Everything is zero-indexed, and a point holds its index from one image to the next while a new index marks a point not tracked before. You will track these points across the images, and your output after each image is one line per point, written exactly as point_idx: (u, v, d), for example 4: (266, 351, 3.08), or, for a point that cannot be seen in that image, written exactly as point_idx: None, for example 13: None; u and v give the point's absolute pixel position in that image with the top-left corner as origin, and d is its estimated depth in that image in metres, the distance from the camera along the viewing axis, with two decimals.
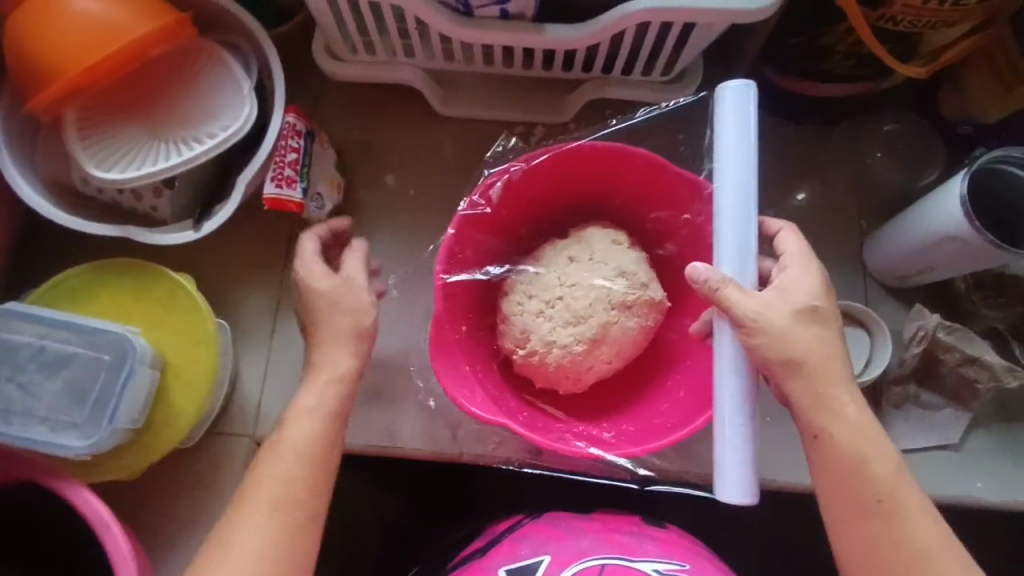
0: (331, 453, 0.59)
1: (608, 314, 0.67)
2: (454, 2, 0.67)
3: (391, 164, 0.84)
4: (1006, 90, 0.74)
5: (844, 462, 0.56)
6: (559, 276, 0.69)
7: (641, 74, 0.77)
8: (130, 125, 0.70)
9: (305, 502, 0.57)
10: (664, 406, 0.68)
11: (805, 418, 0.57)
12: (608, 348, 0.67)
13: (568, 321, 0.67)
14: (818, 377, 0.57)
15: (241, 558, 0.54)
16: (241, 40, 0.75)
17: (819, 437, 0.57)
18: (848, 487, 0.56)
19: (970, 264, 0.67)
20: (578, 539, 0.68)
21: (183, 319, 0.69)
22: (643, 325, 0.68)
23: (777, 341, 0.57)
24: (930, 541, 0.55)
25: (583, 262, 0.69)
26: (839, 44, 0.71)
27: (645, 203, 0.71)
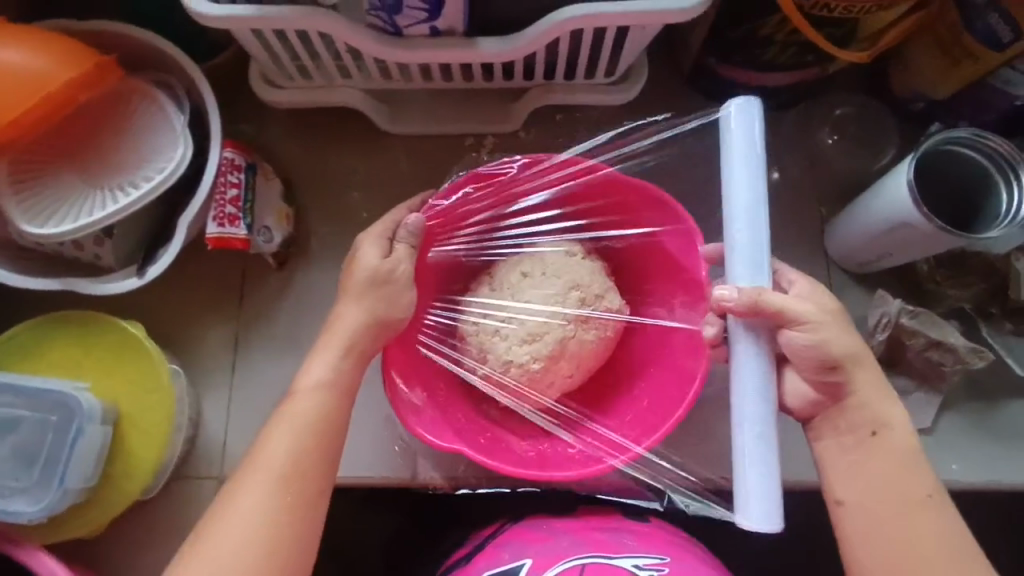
0: (312, 491, 0.55)
1: (565, 329, 0.66)
2: (381, 23, 0.65)
3: (340, 188, 0.82)
4: (954, 64, 0.72)
5: (895, 459, 0.58)
6: (513, 294, 0.68)
7: (584, 78, 0.75)
8: (64, 174, 0.68)
9: (275, 528, 0.54)
10: (629, 415, 0.67)
11: (850, 416, 0.60)
12: (568, 363, 0.66)
13: (524, 338, 0.66)
14: (865, 385, 0.59)
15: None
16: (174, 78, 0.73)
17: (877, 435, 0.59)
18: (896, 484, 0.58)
19: (927, 247, 0.67)
20: (559, 539, 0.65)
21: (135, 368, 0.68)
22: (602, 336, 0.68)
23: (821, 346, 0.58)
24: (958, 539, 0.57)
25: (536, 278, 0.68)
26: (777, 34, 0.70)
27: (599, 212, 0.70)
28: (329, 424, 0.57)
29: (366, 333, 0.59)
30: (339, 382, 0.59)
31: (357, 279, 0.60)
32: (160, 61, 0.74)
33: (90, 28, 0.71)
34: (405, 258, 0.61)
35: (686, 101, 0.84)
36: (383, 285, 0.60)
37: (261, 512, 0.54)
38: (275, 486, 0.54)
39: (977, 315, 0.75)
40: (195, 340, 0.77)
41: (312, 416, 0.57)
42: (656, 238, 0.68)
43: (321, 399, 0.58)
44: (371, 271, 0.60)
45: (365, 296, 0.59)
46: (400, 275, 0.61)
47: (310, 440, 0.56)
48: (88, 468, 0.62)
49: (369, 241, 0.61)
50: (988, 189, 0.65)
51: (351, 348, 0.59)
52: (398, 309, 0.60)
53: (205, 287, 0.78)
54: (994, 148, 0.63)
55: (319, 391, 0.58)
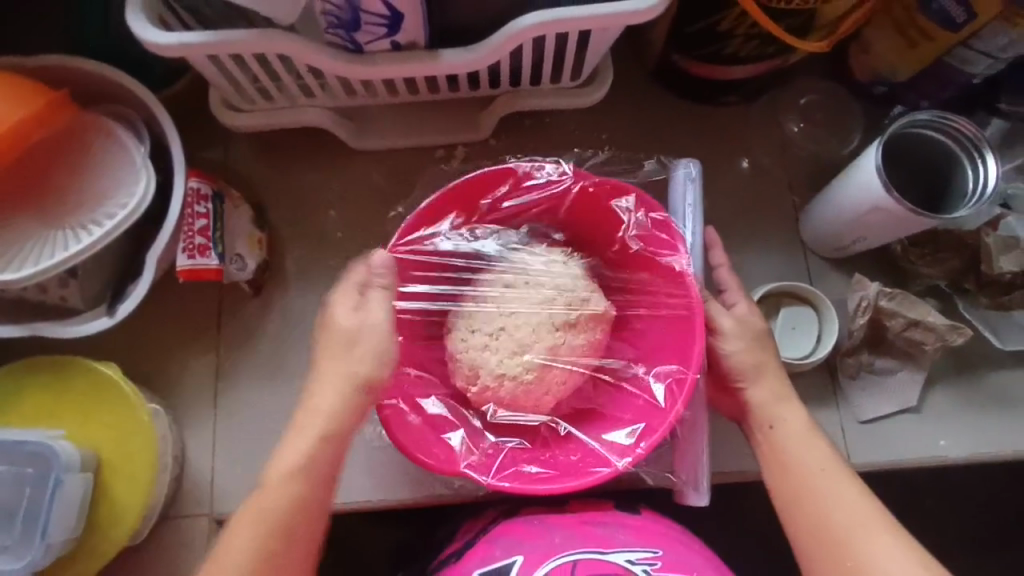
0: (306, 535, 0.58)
1: (554, 337, 0.66)
2: (341, 41, 0.65)
3: (311, 207, 0.81)
4: (912, 45, 0.74)
5: (793, 448, 0.62)
6: (497, 305, 0.67)
7: (551, 82, 0.75)
8: (20, 217, 0.66)
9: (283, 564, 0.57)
10: (630, 420, 0.66)
11: (753, 416, 0.65)
12: (560, 370, 0.66)
13: (515, 349, 0.66)
14: (766, 372, 0.65)
15: None
16: (132, 112, 0.72)
17: (774, 428, 0.63)
18: (796, 470, 0.61)
19: (900, 230, 0.68)
20: (550, 535, 0.63)
21: (111, 412, 0.67)
22: (592, 341, 0.67)
23: (746, 351, 0.65)
24: (866, 510, 0.59)
25: (520, 288, 0.67)
26: (738, 28, 0.69)
27: (583, 215, 0.70)
28: (309, 503, 0.59)
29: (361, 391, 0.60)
30: (297, 512, 0.58)
31: (336, 338, 0.61)
32: (117, 94, 0.72)
33: (41, 63, 0.69)
34: (377, 309, 0.62)
35: (653, 97, 0.83)
36: (358, 342, 0.61)
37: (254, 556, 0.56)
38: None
39: (953, 291, 0.77)
40: (172, 377, 0.74)
41: (279, 540, 0.57)
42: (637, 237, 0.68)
43: (310, 453, 0.59)
44: (350, 330, 0.61)
45: (345, 353, 0.61)
46: (369, 324, 0.61)
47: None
48: (68, 517, 0.62)
49: (341, 300, 0.62)
50: (954, 169, 0.67)
51: (325, 436, 0.60)
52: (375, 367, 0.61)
53: (179, 320, 0.75)
54: (959, 130, 0.65)
55: (315, 443, 0.60)
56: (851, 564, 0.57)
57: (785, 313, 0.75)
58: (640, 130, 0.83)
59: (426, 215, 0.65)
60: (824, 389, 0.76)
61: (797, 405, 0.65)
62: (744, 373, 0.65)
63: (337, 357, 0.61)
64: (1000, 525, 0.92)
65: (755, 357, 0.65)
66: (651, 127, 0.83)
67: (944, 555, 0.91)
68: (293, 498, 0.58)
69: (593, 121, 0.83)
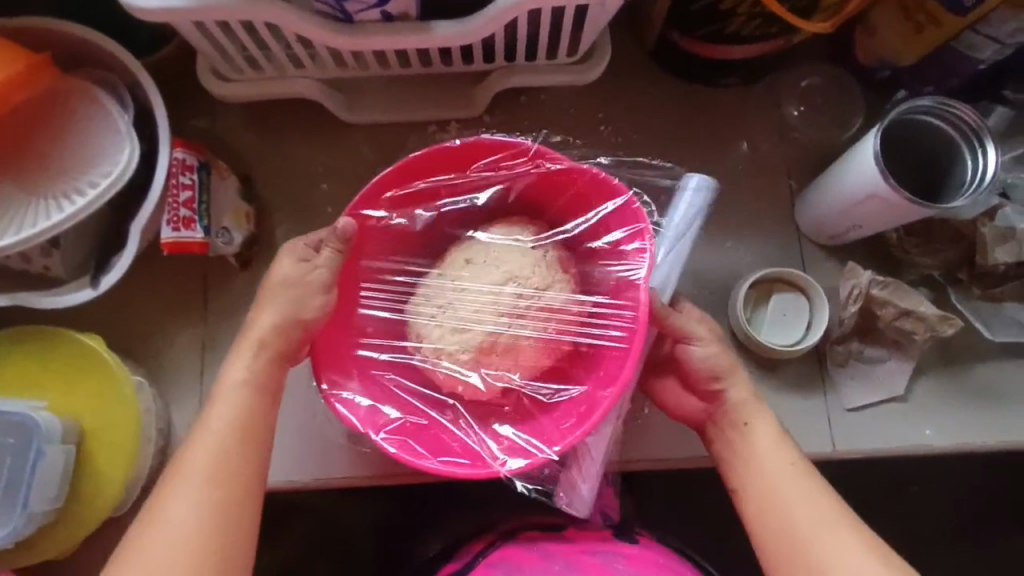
0: (243, 483, 0.56)
1: (500, 322, 0.65)
2: (330, 10, 0.62)
3: (299, 180, 0.79)
4: (917, 30, 0.72)
5: (764, 448, 0.62)
6: (453, 281, 0.66)
7: (547, 58, 0.73)
8: (1, 183, 0.65)
9: (217, 514, 0.55)
10: (559, 408, 0.65)
11: (727, 414, 0.64)
12: (501, 353, 0.66)
13: (460, 328, 0.65)
14: (736, 374, 0.65)
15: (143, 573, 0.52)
16: (117, 79, 0.70)
17: (746, 427, 0.63)
18: (766, 469, 0.61)
19: (895, 219, 0.67)
20: (551, 562, 0.65)
21: (95, 383, 0.66)
22: (541, 331, 0.66)
23: (717, 354, 0.65)
24: (831, 511, 0.59)
25: (477, 266, 0.67)
26: (740, 7, 0.67)
27: (564, 203, 0.68)
28: (243, 455, 0.57)
29: (279, 334, 0.60)
30: (232, 456, 0.57)
31: (274, 283, 0.61)
32: (102, 59, 0.70)
33: (24, 24, 0.67)
34: (326, 262, 0.62)
35: (651, 77, 0.82)
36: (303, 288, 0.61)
37: (194, 505, 0.54)
38: (196, 534, 0.54)
39: (947, 281, 0.76)
40: (157, 350, 0.73)
41: (214, 488, 0.55)
42: (607, 227, 0.66)
43: (240, 398, 0.59)
44: (284, 276, 0.61)
45: (281, 298, 0.60)
46: (315, 279, 0.61)
47: (224, 484, 0.56)
48: (50, 488, 0.62)
49: (291, 250, 0.62)
50: (953, 158, 0.65)
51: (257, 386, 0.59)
52: (308, 312, 0.61)
53: (164, 291, 0.74)
54: (960, 117, 0.63)
55: (240, 390, 0.59)
56: (813, 561, 0.57)
57: (776, 300, 0.75)
58: (637, 109, 0.81)
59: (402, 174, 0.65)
60: (812, 376, 0.75)
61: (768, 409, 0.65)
62: (722, 376, 0.65)
63: (269, 298, 0.61)
64: (981, 514, 0.92)
65: (728, 370, 0.65)
66: (648, 108, 0.81)
67: (924, 540, 0.92)
68: (244, 403, 0.59)
69: (590, 99, 0.81)
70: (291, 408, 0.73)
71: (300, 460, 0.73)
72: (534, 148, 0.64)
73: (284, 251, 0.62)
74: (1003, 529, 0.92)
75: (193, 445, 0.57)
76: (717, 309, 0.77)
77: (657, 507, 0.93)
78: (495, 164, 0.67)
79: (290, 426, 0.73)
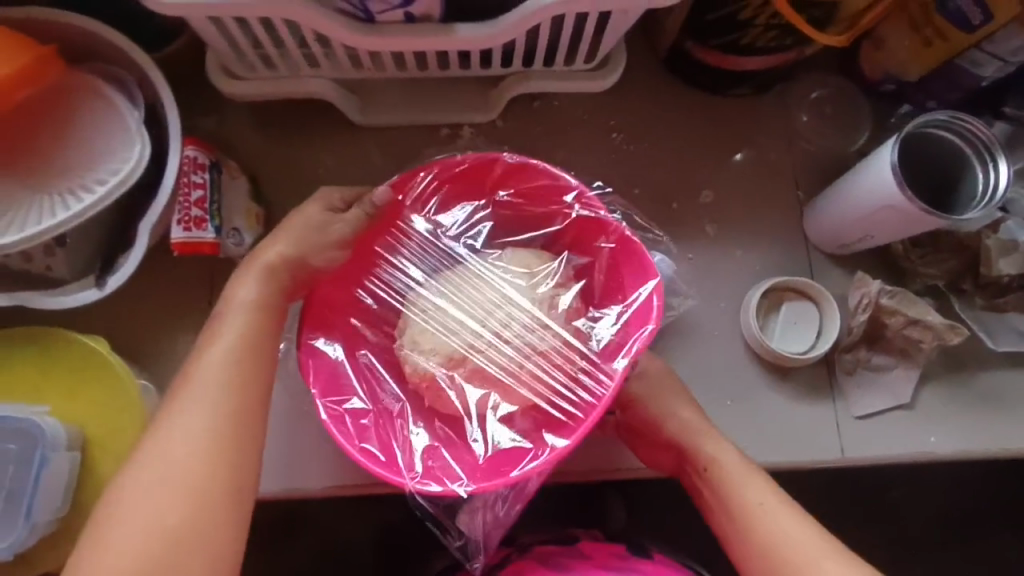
0: (252, 399, 0.56)
1: (479, 343, 0.64)
2: (353, 9, 0.62)
3: (309, 181, 0.78)
4: (925, 44, 0.74)
5: (731, 484, 0.63)
6: (449, 284, 0.66)
7: (565, 64, 0.73)
8: (4, 179, 0.63)
9: (226, 429, 0.54)
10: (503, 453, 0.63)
11: (690, 459, 0.66)
12: (464, 373, 0.63)
13: (435, 340, 0.64)
14: (683, 423, 0.67)
15: (143, 488, 0.51)
16: (125, 73, 0.68)
17: (708, 468, 0.65)
18: (736, 510, 0.62)
19: (907, 230, 0.69)
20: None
21: (98, 388, 0.64)
22: (523, 355, 0.64)
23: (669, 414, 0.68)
24: (808, 542, 0.58)
25: (473, 279, 0.66)
26: (758, 17, 0.68)
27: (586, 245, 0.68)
28: (249, 380, 0.56)
29: (282, 268, 0.60)
30: (239, 372, 0.56)
31: (298, 225, 0.61)
32: (106, 52, 0.68)
33: (27, 15, 0.65)
34: (349, 220, 0.63)
35: (663, 85, 0.82)
36: (319, 236, 0.62)
37: (204, 416, 0.53)
38: (198, 466, 0.52)
39: (950, 291, 0.78)
40: (160, 354, 0.70)
41: (224, 401, 0.54)
42: (623, 285, 0.66)
43: (250, 317, 0.58)
44: (307, 228, 0.61)
45: (299, 238, 0.61)
46: (334, 234, 0.62)
47: (232, 418, 0.54)
48: (55, 498, 0.60)
49: (322, 199, 0.64)
50: (964, 171, 0.67)
51: (264, 310, 0.59)
52: (317, 260, 0.61)
53: (167, 293, 0.71)
54: (972, 132, 0.65)
55: (250, 310, 0.58)
56: None
57: (786, 308, 0.76)
58: (649, 116, 0.82)
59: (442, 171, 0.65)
60: (821, 383, 0.76)
61: (728, 444, 0.66)
62: (672, 426, 0.67)
63: (286, 234, 0.61)
64: (975, 521, 0.94)
65: (666, 406, 0.68)
66: (660, 116, 0.82)
67: (916, 544, 0.94)
68: (251, 323, 0.58)
69: (603, 106, 0.82)
70: (299, 416, 0.71)
71: (305, 469, 0.70)
72: (577, 185, 0.64)
73: (302, 208, 0.63)
74: (994, 534, 0.94)
75: (200, 360, 0.56)
76: (728, 316, 0.77)
77: (661, 513, 0.93)
78: (531, 187, 0.67)
79: (296, 434, 0.71)
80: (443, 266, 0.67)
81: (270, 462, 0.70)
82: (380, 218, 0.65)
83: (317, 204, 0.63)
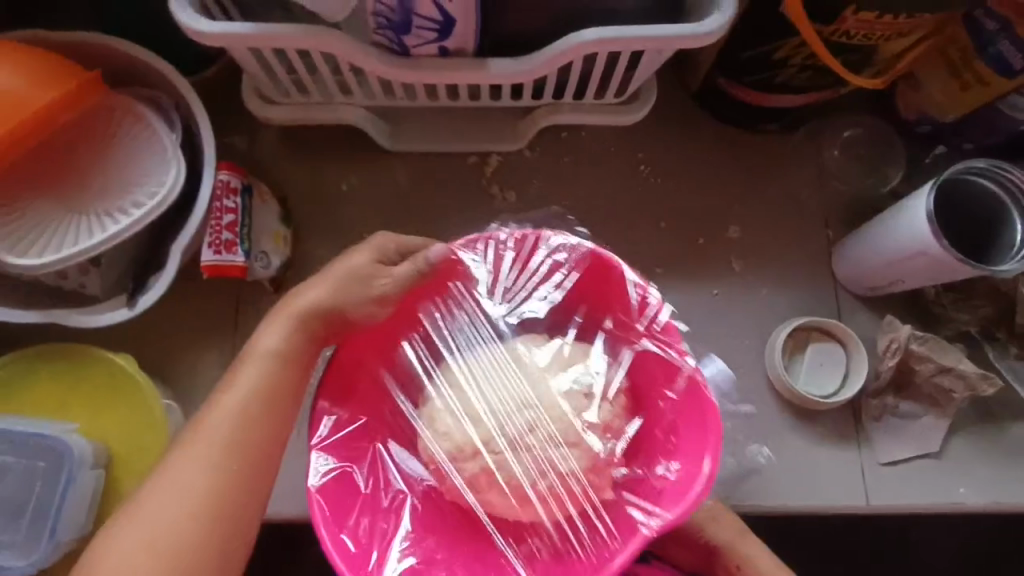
0: (255, 457, 0.55)
1: (490, 429, 0.62)
2: (388, 42, 0.63)
3: (338, 205, 0.79)
4: (962, 88, 0.73)
5: None
6: (483, 368, 0.64)
7: (594, 98, 0.73)
8: (44, 199, 0.64)
9: (222, 486, 0.53)
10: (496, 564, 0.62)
11: (720, 555, 0.66)
12: (471, 468, 0.61)
13: (450, 425, 0.62)
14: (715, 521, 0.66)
15: (135, 528, 0.51)
16: (164, 97, 0.70)
17: (741, 565, 0.65)
18: None
19: (939, 277, 0.68)
20: None
21: (123, 407, 0.65)
22: (547, 468, 0.61)
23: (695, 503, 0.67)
24: None
25: (509, 371, 0.63)
26: (793, 57, 0.68)
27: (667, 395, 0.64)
28: (256, 436, 0.55)
29: (311, 323, 0.59)
30: (248, 428, 0.55)
31: (338, 275, 0.60)
32: (146, 77, 0.70)
33: (73, 40, 0.67)
34: (396, 276, 0.61)
35: (692, 119, 0.82)
36: (361, 288, 0.60)
37: (204, 468, 0.53)
38: (186, 518, 0.52)
39: (983, 338, 0.76)
40: (185, 372, 0.71)
41: (226, 456, 0.54)
42: (682, 435, 0.62)
43: (271, 367, 0.57)
44: (345, 281, 0.60)
45: (338, 288, 0.59)
46: (377, 288, 0.60)
47: (232, 472, 0.54)
48: (79, 515, 0.61)
49: (377, 247, 0.62)
50: (1001, 221, 0.66)
51: (286, 360, 0.58)
52: (356, 312, 0.60)
53: (194, 312, 0.73)
54: (1012, 180, 0.64)
55: (273, 361, 0.57)
56: None
57: (813, 349, 0.75)
58: (677, 150, 0.81)
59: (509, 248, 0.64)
60: (846, 428, 0.74)
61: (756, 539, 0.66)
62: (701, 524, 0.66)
63: (323, 279, 0.60)
64: None
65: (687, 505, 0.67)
66: (688, 150, 0.81)
67: None
68: (271, 374, 0.57)
69: (631, 138, 0.82)
70: None
71: None
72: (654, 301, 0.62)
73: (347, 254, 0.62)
74: None
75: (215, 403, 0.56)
76: (753, 356, 0.76)
77: None
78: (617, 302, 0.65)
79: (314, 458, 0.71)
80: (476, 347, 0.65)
81: (288, 484, 0.71)
82: (435, 285, 0.65)
83: (365, 254, 0.61)
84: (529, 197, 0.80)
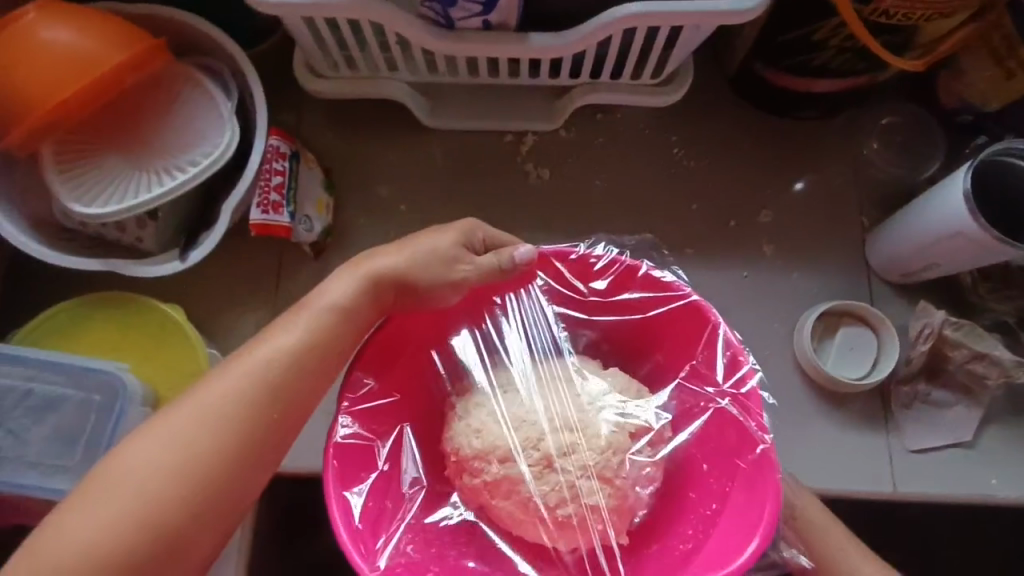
0: (280, 411, 0.54)
1: (532, 424, 0.64)
2: (435, 15, 0.65)
3: (378, 177, 0.82)
4: (1006, 75, 0.72)
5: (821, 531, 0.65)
6: (539, 376, 0.67)
7: (631, 78, 0.75)
8: (108, 156, 0.69)
9: (242, 429, 0.53)
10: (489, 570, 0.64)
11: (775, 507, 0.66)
12: (495, 470, 0.63)
13: (496, 433, 0.64)
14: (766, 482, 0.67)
15: (147, 450, 0.51)
16: (221, 65, 0.74)
17: (796, 517, 0.65)
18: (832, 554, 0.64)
19: (975, 259, 0.67)
20: None
21: (174, 353, 0.69)
22: (571, 489, 0.62)
23: None
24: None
25: (564, 392, 0.66)
26: (833, 39, 0.70)
27: (721, 458, 0.65)
28: (286, 387, 0.55)
29: (382, 289, 0.60)
30: (283, 378, 0.55)
31: (418, 255, 0.61)
32: (206, 46, 0.74)
33: (141, 10, 0.72)
34: (475, 265, 0.63)
35: (727, 104, 0.83)
36: (439, 270, 0.62)
37: (229, 406, 0.53)
38: (200, 451, 0.51)
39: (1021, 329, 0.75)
40: (228, 328, 0.75)
41: (251, 399, 0.53)
42: (726, 498, 0.62)
43: (316, 320, 0.57)
44: (425, 271, 0.61)
45: (415, 263, 0.61)
46: (458, 273, 0.62)
47: (255, 418, 0.53)
48: None
49: (464, 234, 0.64)
50: None
51: (338, 315, 0.58)
52: (425, 288, 0.62)
53: (239, 271, 0.76)
54: None
55: (323, 314, 0.57)
56: None
57: (843, 333, 0.75)
58: (711, 134, 0.82)
59: (607, 267, 0.66)
60: (875, 413, 0.74)
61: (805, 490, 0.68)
62: None
63: (397, 249, 0.62)
64: None
65: None
66: (722, 133, 0.82)
67: None
68: (317, 326, 0.57)
69: (665, 121, 0.83)
70: None
71: None
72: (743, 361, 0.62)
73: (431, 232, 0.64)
74: None
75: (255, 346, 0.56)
76: (782, 337, 0.76)
77: None
78: (696, 341, 0.66)
79: None
80: (540, 356, 0.68)
81: (319, 439, 0.74)
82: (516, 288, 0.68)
83: (449, 233, 0.64)
84: (563, 175, 0.82)
